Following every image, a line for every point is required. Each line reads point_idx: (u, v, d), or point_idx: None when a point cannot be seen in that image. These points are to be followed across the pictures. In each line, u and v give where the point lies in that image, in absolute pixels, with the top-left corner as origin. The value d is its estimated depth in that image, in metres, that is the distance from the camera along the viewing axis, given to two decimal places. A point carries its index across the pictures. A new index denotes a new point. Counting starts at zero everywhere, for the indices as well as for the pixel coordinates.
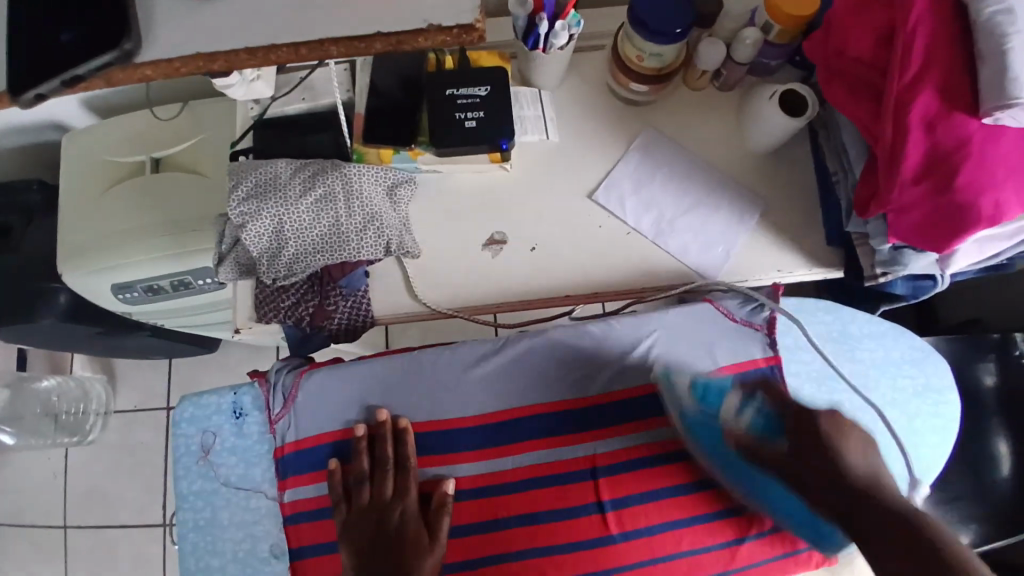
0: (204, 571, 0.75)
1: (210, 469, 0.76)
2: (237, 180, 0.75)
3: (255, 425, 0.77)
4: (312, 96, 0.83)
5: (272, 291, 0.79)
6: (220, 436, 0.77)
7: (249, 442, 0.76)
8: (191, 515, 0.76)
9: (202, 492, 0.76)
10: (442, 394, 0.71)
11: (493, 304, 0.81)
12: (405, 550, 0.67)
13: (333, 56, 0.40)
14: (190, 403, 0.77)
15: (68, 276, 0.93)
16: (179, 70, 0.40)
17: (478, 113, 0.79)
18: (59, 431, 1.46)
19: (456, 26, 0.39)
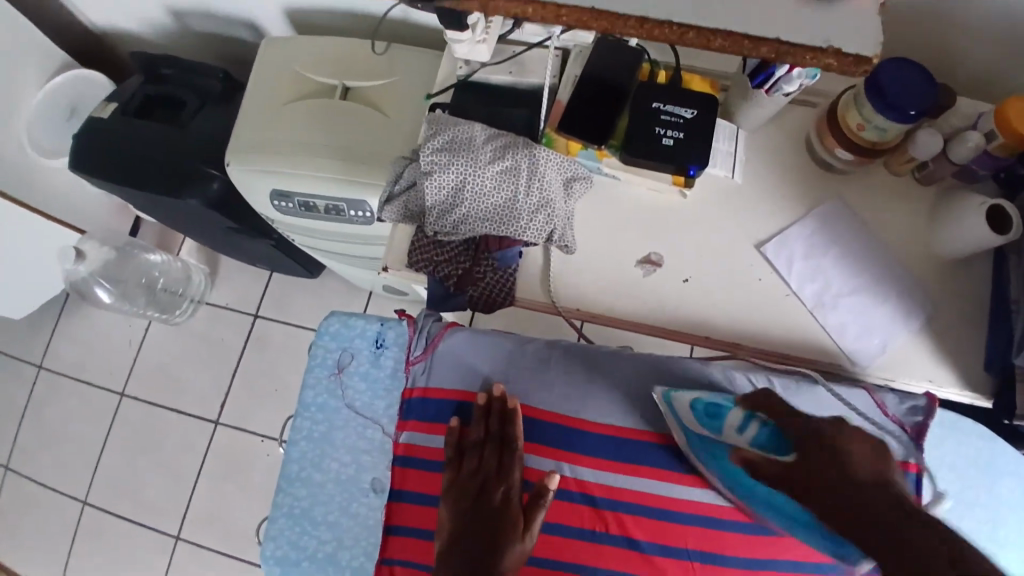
0: (301, 482, 0.82)
1: (338, 388, 0.82)
2: (434, 131, 0.78)
3: (391, 359, 0.81)
4: (519, 72, 0.85)
5: (429, 242, 0.80)
6: (356, 359, 0.82)
7: (382, 373, 0.81)
8: (307, 424, 0.83)
9: (323, 406, 0.83)
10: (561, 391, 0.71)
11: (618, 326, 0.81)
12: (497, 526, 0.66)
13: (708, 47, 0.42)
14: (339, 319, 0.83)
15: (235, 169, 0.97)
16: (558, 16, 0.41)
17: (678, 133, 0.77)
18: (151, 304, 1.54)
19: (852, 55, 0.41)
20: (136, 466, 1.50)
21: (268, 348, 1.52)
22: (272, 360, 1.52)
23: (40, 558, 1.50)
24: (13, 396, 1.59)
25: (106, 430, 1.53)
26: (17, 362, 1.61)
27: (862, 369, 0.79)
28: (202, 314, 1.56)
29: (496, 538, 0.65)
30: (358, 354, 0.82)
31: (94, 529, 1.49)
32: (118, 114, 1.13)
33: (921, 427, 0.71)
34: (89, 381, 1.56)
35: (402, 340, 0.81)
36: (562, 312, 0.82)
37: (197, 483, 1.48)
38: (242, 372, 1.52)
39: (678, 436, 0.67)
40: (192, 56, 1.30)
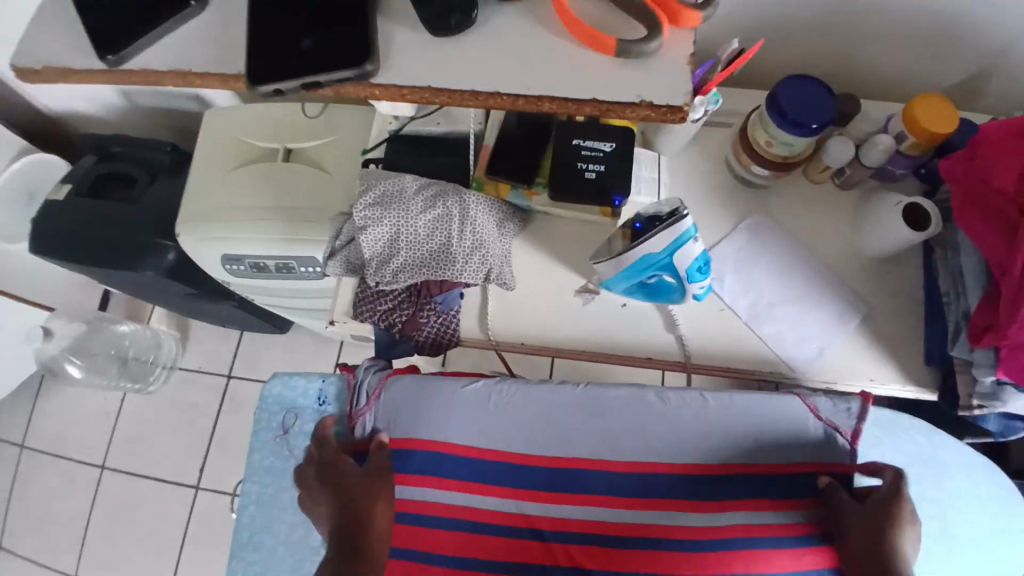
0: (252, 547, 0.82)
1: (285, 449, 0.83)
2: (366, 187, 0.81)
3: (334, 415, 0.83)
4: (448, 122, 0.88)
5: (372, 292, 0.83)
6: (302, 418, 0.83)
7: None
8: (255, 488, 0.84)
9: (271, 468, 0.84)
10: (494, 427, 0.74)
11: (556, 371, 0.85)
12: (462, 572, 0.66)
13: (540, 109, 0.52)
14: (281, 381, 0.84)
15: (184, 238, 1.00)
16: (405, 96, 0.52)
17: (600, 166, 0.81)
18: (124, 375, 1.53)
19: (664, 106, 0.50)
20: (119, 540, 1.49)
21: (243, 407, 1.52)
22: (247, 419, 1.51)
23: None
24: None
25: (87, 507, 1.52)
26: None
27: (803, 374, 0.81)
28: (175, 379, 1.56)
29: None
30: (303, 412, 0.84)
31: None
32: (71, 195, 1.15)
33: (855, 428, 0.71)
34: (66, 458, 1.55)
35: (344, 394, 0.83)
36: (500, 345, 0.84)
37: (181, 553, 1.46)
38: (219, 433, 1.51)
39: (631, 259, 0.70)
40: (143, 130, 1.34)
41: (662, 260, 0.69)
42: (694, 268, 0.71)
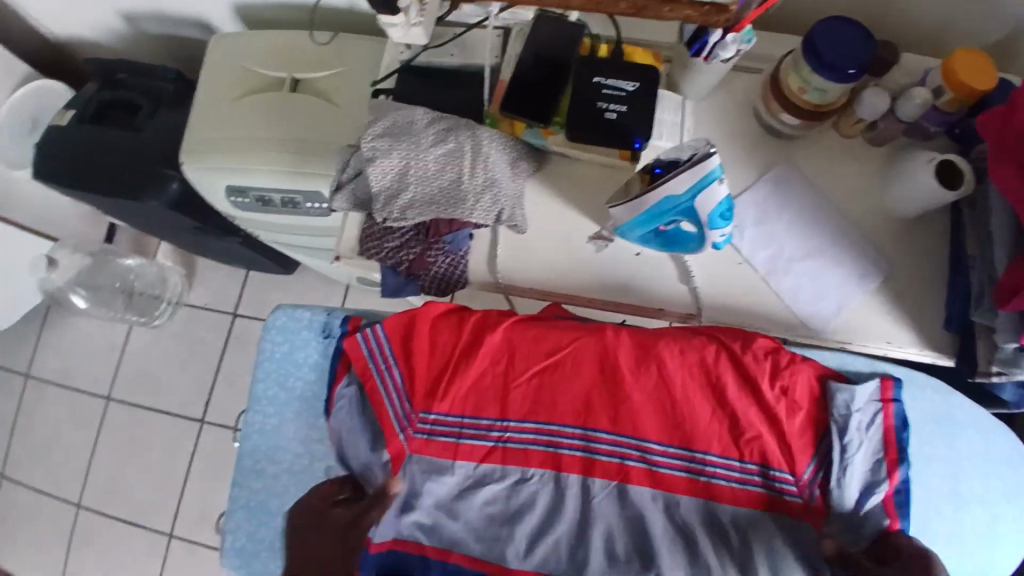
0: (258, 474, 0.83)
1: (286, 378, 0.84)
2: (375, 119, 0.78)
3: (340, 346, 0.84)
4: (464, 54, 0.84)
5: (380, 229, 0.80)
6: (305, 348, 0.84)
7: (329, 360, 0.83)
8: (258, 418, 0.84)
9: (274, 400, 0.84)
10: (472, 401, 0.76)
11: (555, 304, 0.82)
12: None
13: None
14: (284, 313, 0.85)
15: (188, 167, 0.98)
16: None
17: (621, 106, 0.78)
18: (130, 308, 1.55)
19: None
20: (126, 469, 1.51)
21: (249, 345, 1.52)
22: (253, 357, 1.51)
23: (31, 569, 1.52)
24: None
25: (93, 437, 1.54)
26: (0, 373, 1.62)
27: (819, 331, 0.80)
28: (181, 316, 1.55)
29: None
30: (307, 343, 0.85)
31: (87, 534, 1.50)
32: (75, 122, 1.12)
33: (875, 411, 0.71)
34: (74, 388, 1.57)
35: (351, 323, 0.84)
36: (508, 290, 0.82)
37: (186, 484, 1.48)
38: (224, 371, 1.51)
39: (654, 202, 0.67)
40: (147, 57, 1.29)
41: (684, 204, 0.67)
42: (716, 214, 0.68)
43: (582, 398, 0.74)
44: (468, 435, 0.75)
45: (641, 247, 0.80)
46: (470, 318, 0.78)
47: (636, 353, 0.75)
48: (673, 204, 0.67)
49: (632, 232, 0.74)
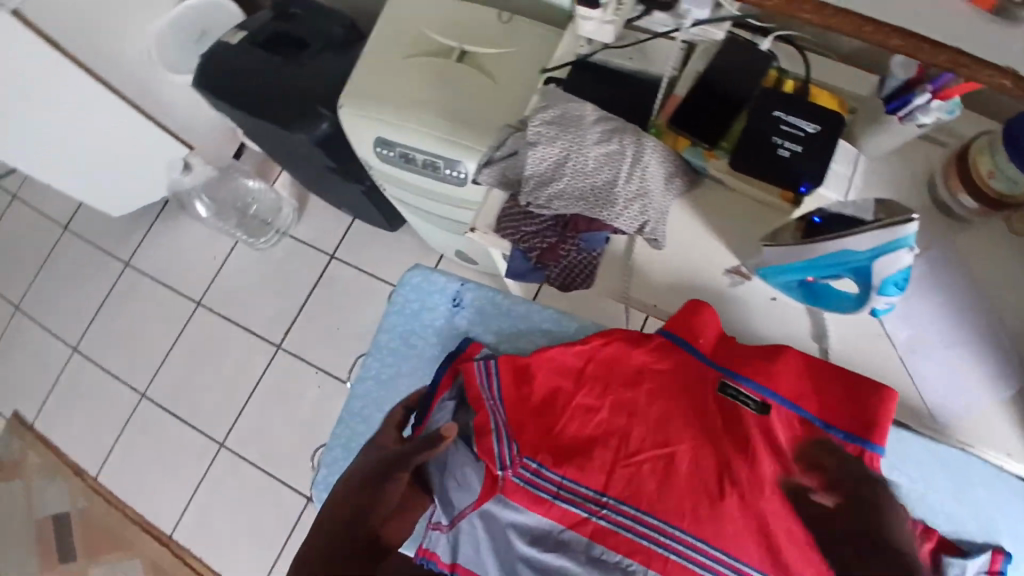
0: (363, 417, 0.87)
1: (411, 334, 0.87)
2: (547, 104, 0.78)
3: (466, 318, 0.85)
4: (641, 60, 0.83)
5: (521, 211, 0.81)
6: (434, 312, 0.86)
7: (454, 329, 0.85)
8: (375, 365, 0.88)
9: (394, 352, 0.87)
10: (573, 463, 0.67)
11: (703, 330, 0.66)
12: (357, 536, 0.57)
13: None
14: (421, 273, 0.87)
15: (345, 110, 1.02)
16: None
17: (796, 146, 0.75)
18: (239, 227, 1.63)
19: None
20: (196, 372, 1.58)
21: (337, 288, 1.57)
22: (339, 300, 1.56)
23: (89, 441, 1.61)
24: (98, 288, 1.72)
25: (175, 336, 1.62)
26: (108, 255, 1.73)
27: (941, 424, 0.75)
28: (283, 245, 1.62)
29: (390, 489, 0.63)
30: (437, 307, 0.87)
31: (147, 422, 1.58)
32: (246, 43, 1.18)
33: None
34: (169, 285, 1.66)
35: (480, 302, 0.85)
36: (632, 301, 0.81)
37: (249, 402, 1.53)
38: (309, 305, 1.57)
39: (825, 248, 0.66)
40: None
41: (858, 261, 0.64)
42: (891, 280, 0.64)
43: (689, 503, 0.64)
44: (565, 496, 0.67)
45: (779, 290, 0.77)
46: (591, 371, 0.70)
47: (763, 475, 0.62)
48: (845, 257, 0.65)
49: (785, 276, 0.73)
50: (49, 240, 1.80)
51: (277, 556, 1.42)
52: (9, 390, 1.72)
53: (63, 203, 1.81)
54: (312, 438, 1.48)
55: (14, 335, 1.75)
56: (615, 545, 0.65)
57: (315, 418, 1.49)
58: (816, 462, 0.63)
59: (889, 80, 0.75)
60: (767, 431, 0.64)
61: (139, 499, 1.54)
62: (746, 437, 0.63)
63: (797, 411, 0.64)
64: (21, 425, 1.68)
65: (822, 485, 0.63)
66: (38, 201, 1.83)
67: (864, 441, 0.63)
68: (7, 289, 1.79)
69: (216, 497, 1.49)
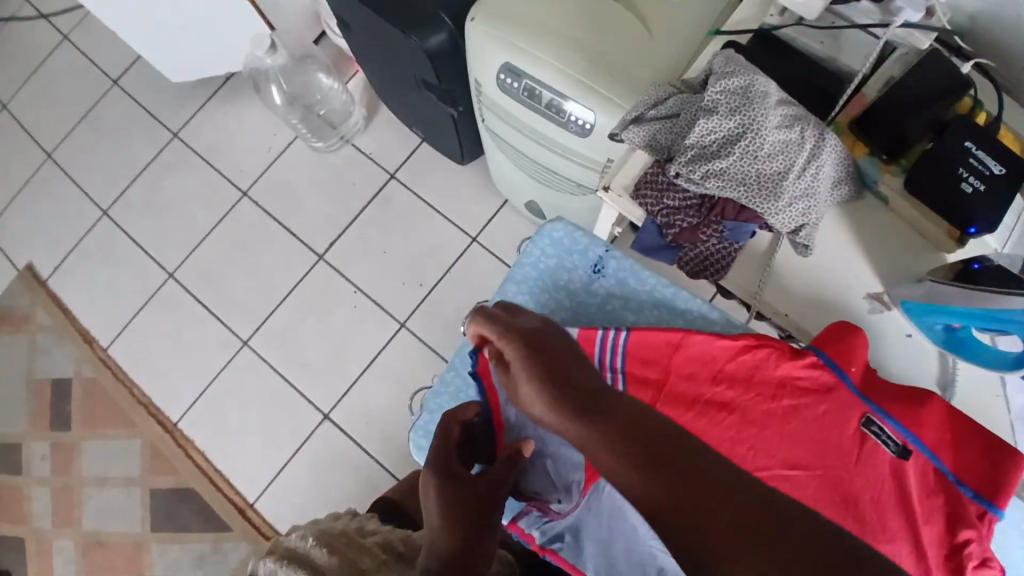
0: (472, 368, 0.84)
1: (541, 290, 0.83)
2: (730, 71, 0.70)
3: (605, 287, 0.81)
4: (833, 46, 0.77)
5: (665, 181, 0.74)
6: (572, 271, 0.83)
7: (592, 295, 0.81)
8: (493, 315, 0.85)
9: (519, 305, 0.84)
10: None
11: (855, 357, 0.63)
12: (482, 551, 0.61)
13: None
14: (565, 228, 0.84)
15: (477, 24, 0.92)
16: None
17: (980, 184, 0.69)
18: (304, 123, 1.51)
19: None
20: (229, 265, 1.51)
21: (393, 211, 1.49)
22: (392, 224, 1.49)
23: (106, 311, 1.55)
24: (139, 154, 1.62)
25: (213, 223, 1.54)
26: (155, 122, 1.63)
27: None
28: (344, 153, 1.53)
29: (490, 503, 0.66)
30: (574, 268, 0.83)
31: (170, 303, 1.52)
32: None
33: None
34: (215, 167, 1.57)
35: (623, 271, 0.81)
36: (759, 304, 0.76)
37: (280, 307, 1.47)
38: (360, 222, 1.50)
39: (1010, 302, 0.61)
40: None
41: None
42: None
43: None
44: None
45: (917, 329, 0.73)
46: (728, 370, 0.68)
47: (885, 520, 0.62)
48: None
49: (935, 317, 0.69)
50: (92, 90, 1.68)
51: (282, 468, 1.39)
52: (26, 240, 1.63)
53: (115, 54, 1.68)
54: (338, 358, 1.43)
55: (41, 183, 1.65)
56: None
57: (346, 339, 1.44)
58: (939, 514, 0.62)
59: None
60: (900, 478, 0.62)
61: (148, 380, 1.49)
62: (877, 479, 0.62)
63: (934, 461, 0.63)
64: (36, 280, 1.60)
65: (941, 540, 0.62)
66: (88, 47, 1.70)
67: (988, 502, 0.61)
68: (41, 133, 1.68)
69: (230, 396, 1.45)
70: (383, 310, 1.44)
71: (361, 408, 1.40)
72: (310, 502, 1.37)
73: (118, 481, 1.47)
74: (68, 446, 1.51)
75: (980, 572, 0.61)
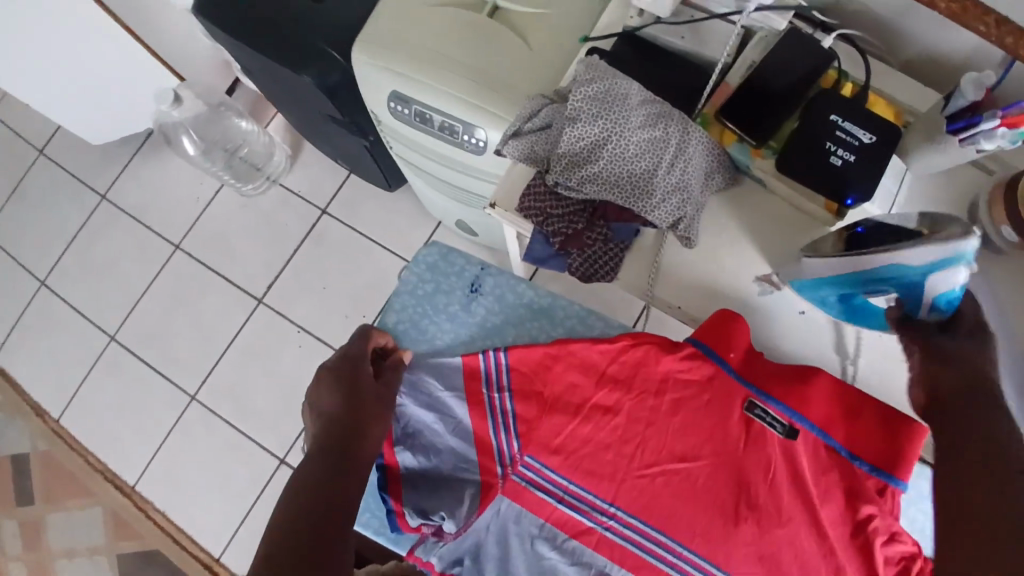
0: None
1: (422, 318, 0.89)
2: (591, 77, 0.72)
3: (481, 306, 0.88)
4: (693, 40, 0.78)
5: (546, 191, 0.75)
6: (449, 295, 0.89)
7: (469, 316, 0.88)
8: None
9: (404, 333, 0.89)
10: (583, 472, 0.73)
11: (733, 344, 0.67)
12: (347, 478, 0.65)
13: None
14: (439, 253, 0.91)
15: (359, 57, 0.93)
16: None
17: (852, 155, 0.71)
18: (228, 170, 1.50)
19: None
20: (171, 320, 1.50)
21: (327, 245, 1.49)
22: (328, 258, 1.49)
23: (53, 382, 1.53)
24: (70, 220, 1.61)
25: (150, 278, 1.53)
26: (84, 186, 1.62)
27: None
28: (273, 194, 1.53)
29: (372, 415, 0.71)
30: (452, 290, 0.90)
31: (115, 365, 1.50)
32: None
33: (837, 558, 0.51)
34: (146, 224, 1.56)
35: (497, 290, 0.88)
36: (655, 301, 0.76)
37: (226, 354, 1.46)
38: (296, 261, 1.49)
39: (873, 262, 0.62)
40: None
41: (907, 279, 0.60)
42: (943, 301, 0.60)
43: (705, 526, 0.69)
44: (568, 502, 0.74)
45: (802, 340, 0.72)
46: (614, 373, 0.71)
47: (781, 502, 0.66)
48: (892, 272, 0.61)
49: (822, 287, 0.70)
50: (20, 162, 1.67)
51: (244, 517, 1.38)
52: None
53: (39, 124, 1.68)
54: (289, 399, 1.42)
55: None
56: (619, 554, 0.73)
57: (295, 379, 1.43)
58: (838, 489, 0.64)
59: (951, 97, 0.71)
60: (789, 457, 0.66)
61: (102, 446, 1.48)
62: (768, 459, 0.66)
63: (825, 438, 0.65)
64: None
65: (843, 518, 0.64)
66: (10, 121, 1.70)
67: (888, 476, 0.63)
68: None
69: (184, 451, 1.43)
70: (328, 346, 1.44)
71: None
72: None
73: (85, 551, 1.45)
74: (32, 522, 1.50)
75: (891, 548, 0.63)
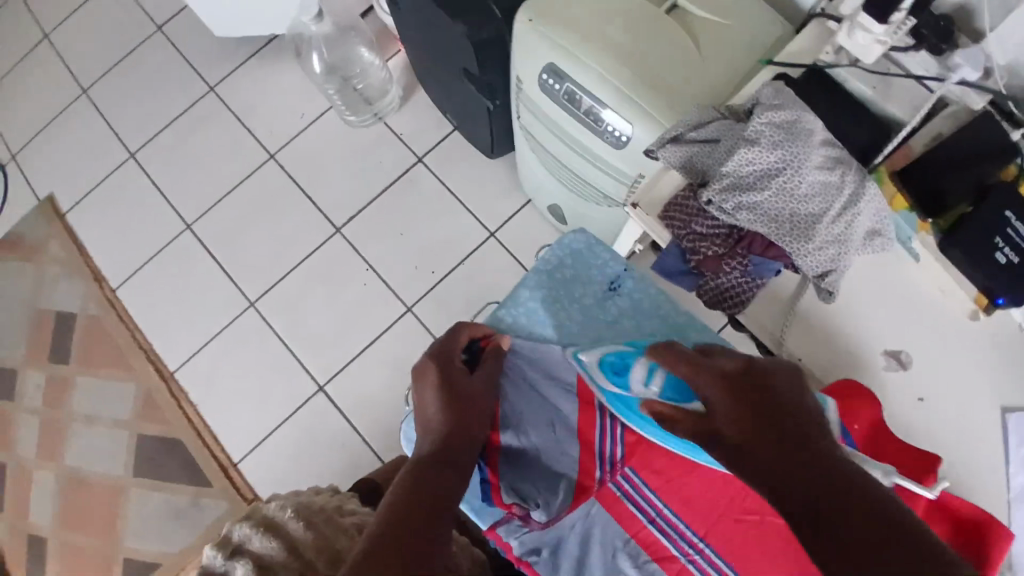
0: None
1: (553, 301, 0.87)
2: (778, 106, 0.69)
3: (617, 306, 0.85)
4: (883, 92, 0.75)
5: (695, 206, 0.72)
6: (586, 287, 0.87)
7: (604, 312, 0.85)
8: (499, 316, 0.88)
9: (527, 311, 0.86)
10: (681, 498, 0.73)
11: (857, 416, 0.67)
12: (447, 484, 0.65)
13: None
14: (586, 240, 0.88)
15: (525, 21, 0.91)
16: None
17: (1016, 257, 0.67)
18: (339, 93, 1.50)
19: None
20: (247, 224, 1.51)
21: (415, 194, 1.49)
22: (413, 206, 1.48)
23: (119, 253, 1.55)
24: (173, 102, 1.62)
25: (236, 180, 1.54)
26: (194, 73, 1.63)
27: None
28: (375, 130, 1.53)
29: (476, 424, 0.73)
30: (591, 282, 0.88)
31: (183, 254, 1.52)
32: None
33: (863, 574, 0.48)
34: (245, 126, 1.57)
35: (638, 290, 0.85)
36: (781, 347, 0.76)
37: (292, 273, 1.47)
38: (381, 201, 1.49)
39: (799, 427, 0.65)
40: None
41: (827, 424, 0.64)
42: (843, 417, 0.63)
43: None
44: (660, 525, 0.73)
45: None
46: None
47: None
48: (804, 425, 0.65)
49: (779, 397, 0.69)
50: (137, 33, 1.68)
51: (270, 433, 1.39)
52: (50, 171, 1.64)
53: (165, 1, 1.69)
54: (341, 333, 1.43)
55: (74, 118, 1.66)
56: None
57: (351, 314, 1.43)
58: None
59: None
60: None
61: (151, 327, 1.50)
62: None
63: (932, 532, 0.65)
64: (55, 212, 1.61)
65: None
66: None
67: None
68: (80, 69, 1.69)
69: (228, 353, 1.45)
70: (391, 292, 1.44)
71: (356, 385, 1.40)
72: (293, 471, 1.36)
73: (108, 423, 1.48)
74: (63, 380, 1.52)
75: None
